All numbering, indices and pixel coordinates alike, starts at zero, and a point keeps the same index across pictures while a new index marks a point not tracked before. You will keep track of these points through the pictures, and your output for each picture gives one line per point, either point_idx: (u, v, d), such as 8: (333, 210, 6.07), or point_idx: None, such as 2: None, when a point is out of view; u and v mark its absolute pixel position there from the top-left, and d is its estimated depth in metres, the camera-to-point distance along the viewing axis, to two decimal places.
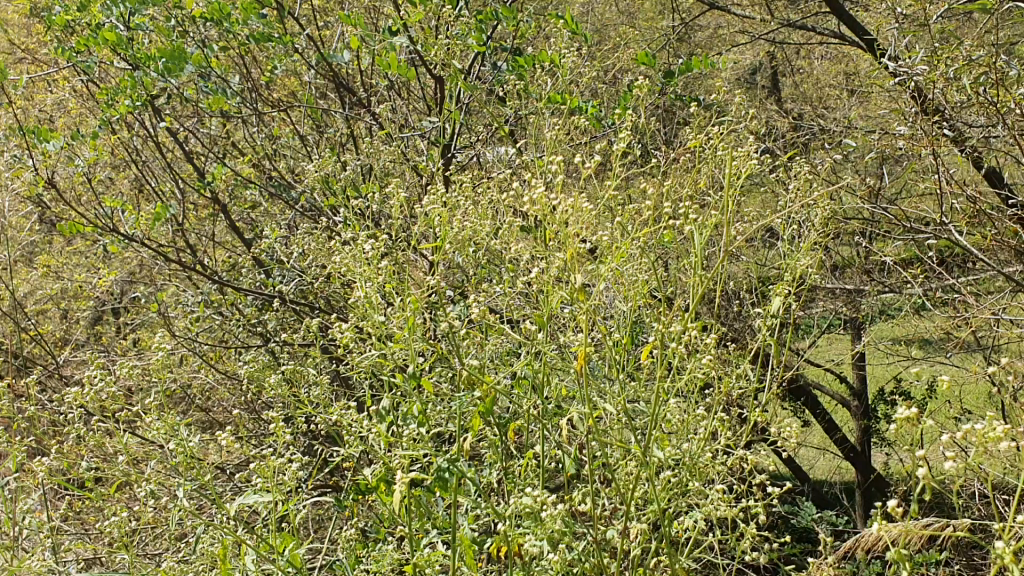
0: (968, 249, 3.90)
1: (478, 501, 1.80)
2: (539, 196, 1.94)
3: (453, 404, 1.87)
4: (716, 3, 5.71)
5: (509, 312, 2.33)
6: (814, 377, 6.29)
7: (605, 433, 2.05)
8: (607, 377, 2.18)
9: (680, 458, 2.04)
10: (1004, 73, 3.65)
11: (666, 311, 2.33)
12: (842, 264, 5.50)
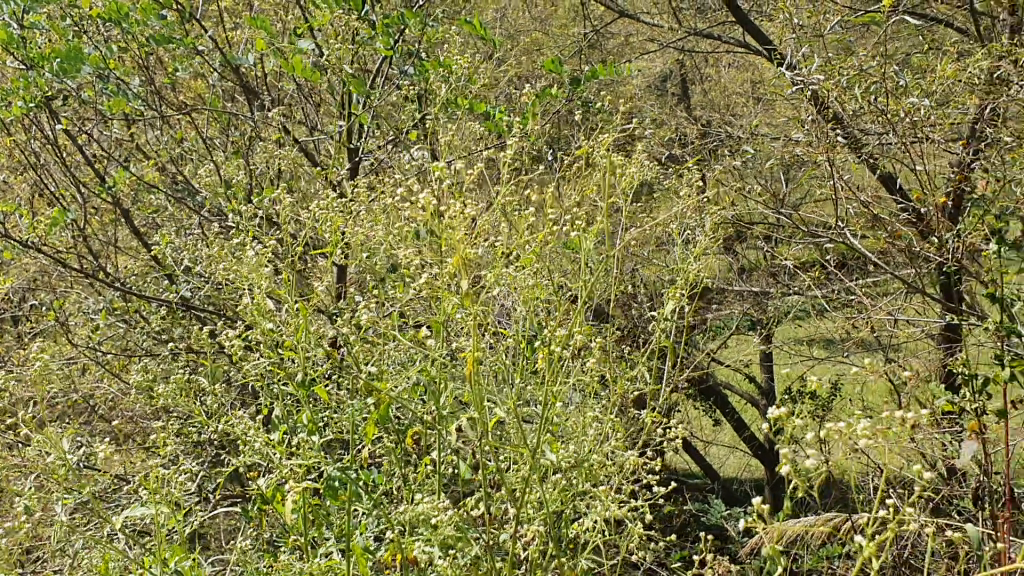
0: (861, 252, 4.05)
1: (373, 509, 1.80)
2: (438, 202, 1.95)
3: (349, 411, 1.87)
4: (626, 12, 5.81)
5: (412, 317, 2.33)
6: (725, 377, 6.43)
7: (504, 438, 2.08)
8: (508, 381, 2.20)
9: (577, 461, 2.08)
10: (894, 84, 3.80)
11: (569, 315, 2.36)
12: (748, 267, 5.65)
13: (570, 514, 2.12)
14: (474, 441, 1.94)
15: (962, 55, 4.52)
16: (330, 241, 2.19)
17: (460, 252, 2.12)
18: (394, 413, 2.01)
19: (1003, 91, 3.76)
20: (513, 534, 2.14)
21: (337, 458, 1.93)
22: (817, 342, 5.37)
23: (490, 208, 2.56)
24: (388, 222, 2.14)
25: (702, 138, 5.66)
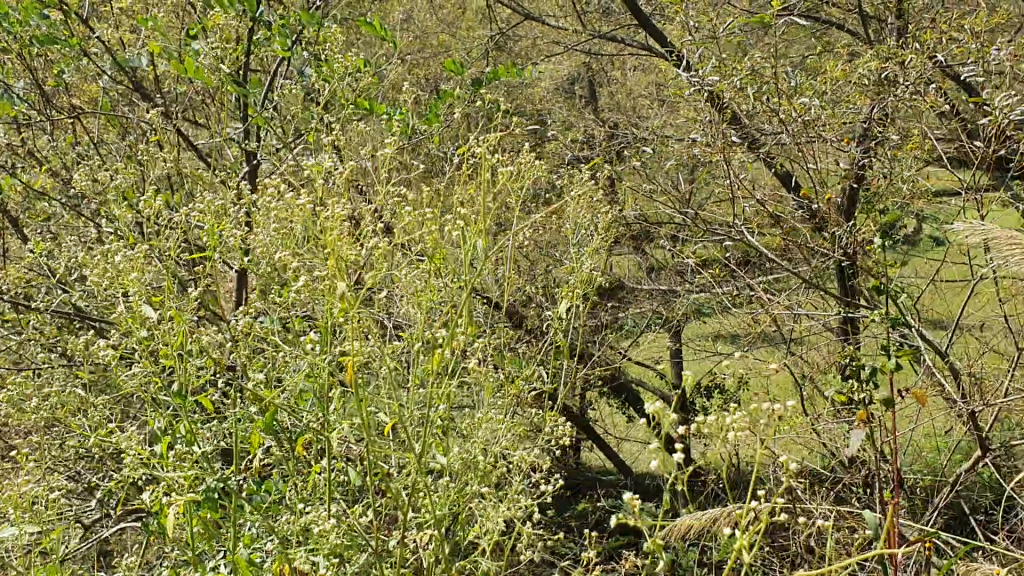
0: (758, 249, 4.15)
1: (260, 521, 1.77)
2: (326, 203, 1.91)
3: (234, 422, 1.83)
4: (532, 14, 5.85)
5: (305, 322, 2.28)
6: (637, 374, 6.49)
7: (402, 441, 2.06)
8: (402, 386, 2.18)
9: (473, 466, 2.08)
10: (786, 84, 3.91)
11: (467, 317, 2.35)
12: (655, 266, 5.73)
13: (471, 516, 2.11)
14: (368, 446, 1.91)
15: (853, 57, 4.67)
16: (217, 246, 2.14)
17: (355, 254, 2.09)
18: (286, 420, 1.97)
19: (888, 91, 3.91)
20: (414, 538, 2.12)
21: (223, 470, 1.89)
22: (721, 338, 5.48)
23: (390, 210, 2.54)
24: (280, 225, 2.11)
25: (608, 139, 5.74)
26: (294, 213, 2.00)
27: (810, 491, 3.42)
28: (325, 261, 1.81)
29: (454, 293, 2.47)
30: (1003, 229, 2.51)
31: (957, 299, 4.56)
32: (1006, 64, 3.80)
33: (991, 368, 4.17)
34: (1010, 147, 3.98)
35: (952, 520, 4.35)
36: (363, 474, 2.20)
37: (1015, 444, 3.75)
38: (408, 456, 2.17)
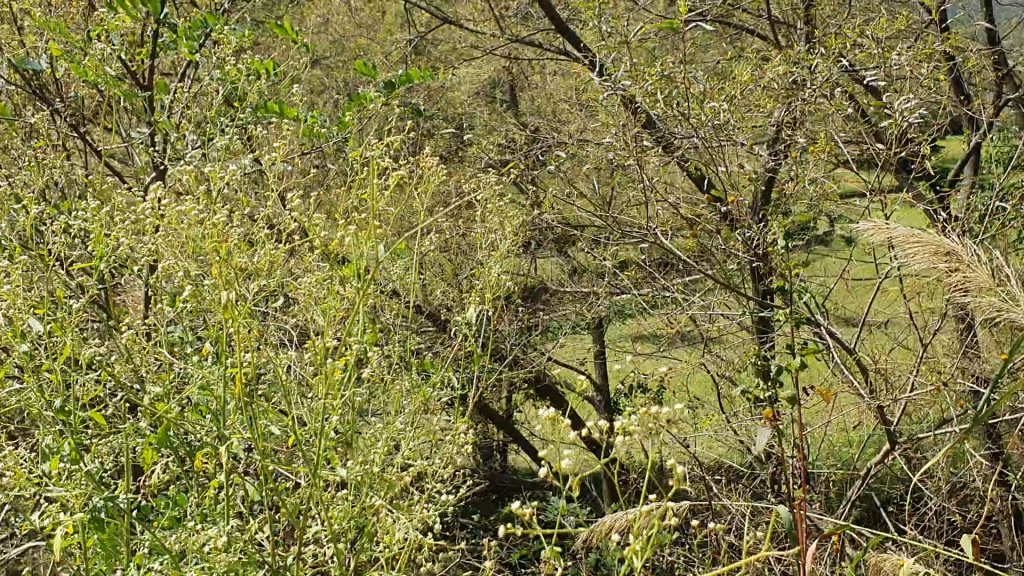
0: (670, 251, 4.21)
1: (152, 540, 1.74)
2: (222, 211, 1.88)
3: (125, 439, 1.79)
4: (449, 19, 5.85)
5: (206, 333, 2.24)
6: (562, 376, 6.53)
7: (305, 451, 2.04)
8: (304, 396, 2.16)
9: (374, 476, 2.07)
10: (694, 89, 3.98)
11: (373, 325, 2.33)
12: (575, 269, 5.77)
13: (381, 525, 2.10)
14: (266, 457, 1.89)
15: (763, 62, 4.80)
16: (109, 256, 2.09)
17: (259, 262, 2.06)
18: (181, 433, 1.93)
19: (795, 95, 4.02)
20: (319, 550, 2.09)
21: (113, 488, 1.84)
22: (640, 338, 5.56)
23: (299, 216, 2.50)
24: (174, 234, 2.07)
25: (528, 143, 5.78)
26: (197, 220, 1.97)
27: (717, 490, 3.49)
28: (219, 272, 1.78)
29: (362, 302, 2.45)
30: (901, 227, 2.60)
31: (865, 296, 4.71)
32: (906, 69, 3.94)
33: (896, 364, 4.29)
34: (911, 148, 4.13)
35: (863, 512, 4.49)
36: (272, 485, 2.17)
37: (920, 437, 3.89)
38: (312, 467, 2.16)
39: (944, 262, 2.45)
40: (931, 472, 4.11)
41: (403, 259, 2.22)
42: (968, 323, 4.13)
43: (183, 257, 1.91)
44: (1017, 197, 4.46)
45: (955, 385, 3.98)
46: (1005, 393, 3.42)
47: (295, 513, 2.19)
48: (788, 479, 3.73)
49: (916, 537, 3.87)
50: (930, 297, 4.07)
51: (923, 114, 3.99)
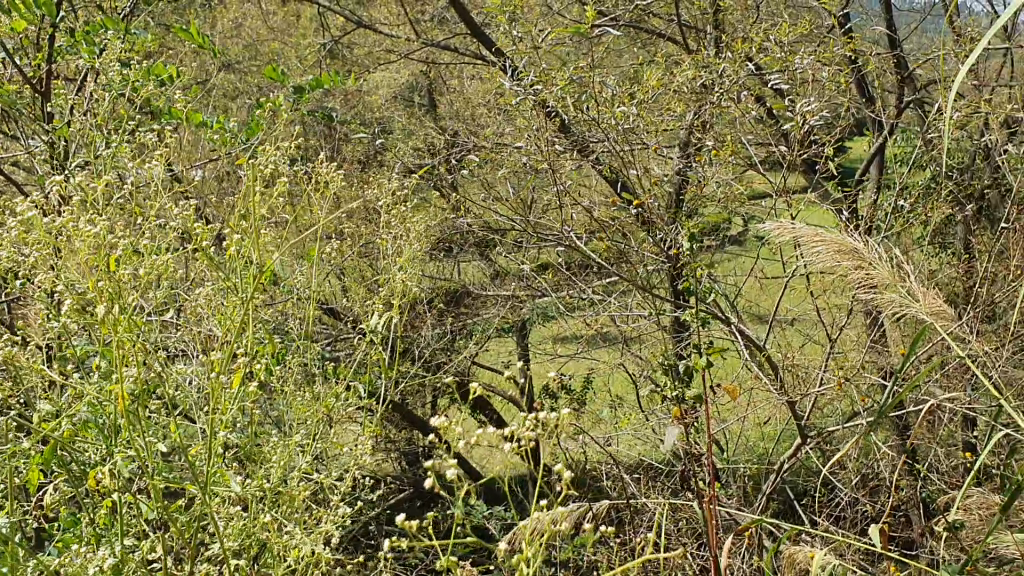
0: (586, 254, 4.25)
1: (33, 565, 1.67)
2: (101, 221, 1.81)
3: (5, 460, 1.72)
4: (363, 23, 5.82)
5: (95, 349, 2.16)
6: (485, 379, 6.53)
7: (198, 466, 1.98)
8: (201, 410, 2.10)
9: (269, 494, 2.03)
10: (604, 92, 4.03)
11: (273, 336, 2.28)
12: (495, 272, 5.78)
13: (299, 535, 2.07)
14: (157, 474, 1.84)
15: (675, 65, 4.90)
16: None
17: (155, 272, 2.01)
18: (76, 450, 1.88)
19: (704, 98, 4.11)
20: (219, 568, 2.04)
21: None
22: (560, 340, 5.59)
23: (200, 225, 2.44)
24: (56, 246, 1.99)
25: (446, 146, 5.80)
26: (83, 231, 1.90)
27: (630, 489, 3.52)
28: (106, 283, 1.72)
29: (263, 312, 2.40)
30: (805, 226, 2.67)
31: (776, 294, 4.83)
32: (809, 72, 4.05)
33: (805, 360, 4.40)
34: (816, 149, 4.26)
35: (778, 504, 4.59)
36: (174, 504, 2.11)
37: (828, 430, 4.00)
38: (211, 483, 2.10)
39: (848, 260, 2.52)
40: (841, 463, 4.23)
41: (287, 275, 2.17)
42: (873, 318, 4.26)
43: (68, 270, 1.84)
44: (916, 195, 4.63)
45: (861, 378, 4.10)
46: (907, 386, 3.54)
47: (203, 528, 2.14)
48: (699, 476, 3.78)
49: (827, 528, 3.98)
50: (837, 294, 4.19)
51: (825, 116, 4.10)
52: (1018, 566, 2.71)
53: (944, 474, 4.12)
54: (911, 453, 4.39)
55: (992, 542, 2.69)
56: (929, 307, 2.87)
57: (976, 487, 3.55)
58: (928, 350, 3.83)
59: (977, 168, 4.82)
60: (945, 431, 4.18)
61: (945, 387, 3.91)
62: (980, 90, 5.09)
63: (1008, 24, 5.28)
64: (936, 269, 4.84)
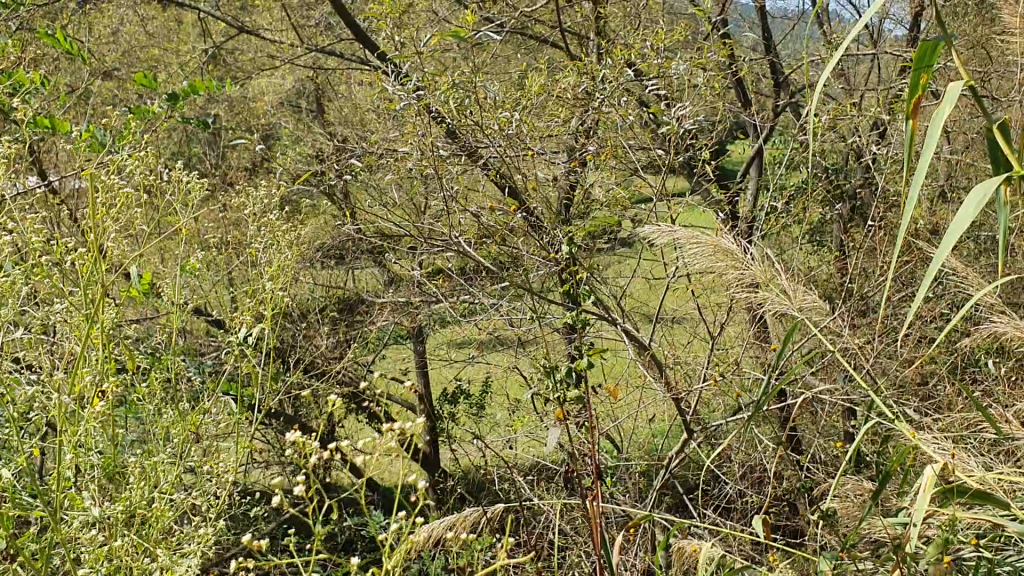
0: (473, 259, 4.26)
1: None
2: None
3: None
4: (246, 28, 5.72)
5: None
6: (383, 387, 6.48)
7: (43, 492, 1.89)
8: (51, 432, 2.01)
9: (118, 517, 1.95)
10: (486, 97, 4.06)
11: (125, 353, 2.19)
12: (388, 279, 5.75)
13: (174, 557, 2.00)
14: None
15: (560, 70, 5.00)
16: None
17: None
18: None
19: (586, 103, 4.18)
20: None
21: None
22: (456, 347, 5.59)
23: (57, 240, 2.35)
24: None
25: (335, 153, 5.76)
26: None
27: (519, 491, 3.52)
28: None
29: (122, 327, 2.32)
30: (678, 228, 2.75)
31: (661, 294, 4.96)
32: (686, 77, 4.17)
33: (690, 357, 4.51)
34: (694, 153, 4.38)
35: (670, 499, 4.69)
36: (24, 528, 2.01)
37: (711, 426, 4.11)
38: (65, 506, 2.01)
39: (720, 260, 2.61)
40: (727, 457, 4.35)
41: (131, 294, 2.10)
42: (752, 315, 4.41)
43: None
44: (792, 195, 4.82)
45: (742, 373, 4.24)
46: (782, 379, 3.68)
47: (58, 554, 2.04)
48: (587, 476, 3.83)
49: (715, 520, 4.10)
50: (717, 293, 4.32)
51: (702, 121, 4.23)
52: (888, 550, 2.84)
53: (823, 463, 4.29)
54: (794, 445, 4.56)
55: (865, 526, 2.81)
56: (796, 302, 3.00)
57: (851, 474, 3.71)
58: (802, 344, 3.98)
59: (848, 169, 5.04)
60: (825, 422, 4.34)
61: (820, 379, 4.07)
62: (848, 94, 5.33)
63: (873, 31, 5.54)
64: (814, 266, 5.04)
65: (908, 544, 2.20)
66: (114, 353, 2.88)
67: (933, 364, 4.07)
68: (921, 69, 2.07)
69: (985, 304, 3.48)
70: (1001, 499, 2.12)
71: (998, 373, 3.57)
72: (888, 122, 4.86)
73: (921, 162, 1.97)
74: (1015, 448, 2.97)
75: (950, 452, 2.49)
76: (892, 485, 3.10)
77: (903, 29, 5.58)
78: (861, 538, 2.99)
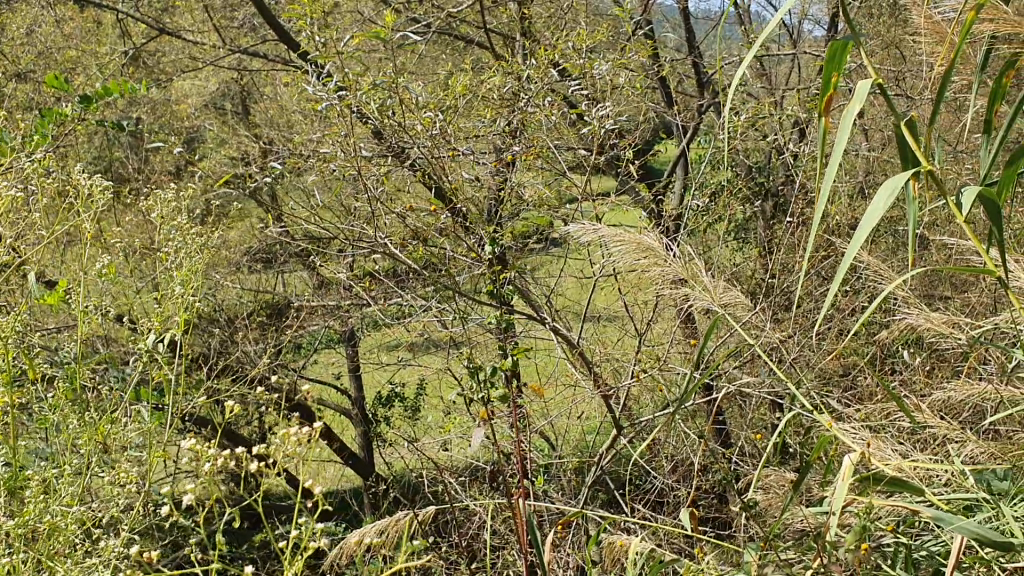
0: (401, 260, 4.23)
1: None
2: None
3: None
4: (165, 28, 5.60)
5: None
6: (314, 392, 6.42)
7: None
8: None
9: (11, 530, 1.88)
10: (409, 98, 4.04)
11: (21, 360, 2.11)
12: (317, 282, 5.69)
13: (78, 571, 1.94)
14: None
15: (486, 70, 5.00)
16: None
17: None
18: None
19: (510, 104, 4.19)
20: None
21: None
22: (386, 349, 5.56)
23: None
24: None
25: (260, 156, 5.68)
26: None
27: (448, 491, 3.49)
28: None
29: (22, 332, 2.24)
30: (601, 225, 2.77)
31: (590, 292, 5.00)
32: (608, 77, 4.22)
33: (617, 355, 4.55)
34: (618, 152, 4.43)
35: (602, 495, 4.73)
36: None
37: (639, 421, 4.15)
38: None
39: (642, 256, 2.64)
40: (657, 453, 4.40)
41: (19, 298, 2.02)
42: (678, 311, 4.47)
43: None
44: (715, 193, 4.91)
45: (669, 369, 4.30)
46: (707, 374, 3.74)
47: None
48: (516, 475, 3.83)
49: (644, 514, 4.14)
50: (643, 290, 4.38)
51: (625, 120, 4.28)
52: (810, 538, 2.90)
53: (750, 454, 4.37)
54: (720, 438, 4.64)
55: (788, 516, 2.87)
56: (715, 297, 3.06)
57: (774, 464, 3.78)
58: (725, 339, 4.05)
59: (770, 166, 5.15)
60: (752, 415, 4.42)
61: (744, 375, 4.15)
62: (769, 93, 5.44)
63: (791, 32, 5.67)
64: (739, 262, 5.13)
65: (828, 532, 2.24)
66: (22, 361, 2.79)
67: (852, 355, 4.17)
68: (831, 67, 2.12)
69: (900, 296, 3.58)
70: (915, 485, 2.17)
71: (912, 363, 3.68)
72: (807, 120, 4.98)
73: (831, 156, 2.00)
74: (926, 435, 3.07)
75: (865, 440, 2.56)
76: (813, 475, 3.17)
77: (820, 29, 5.71)
78: (785, 528, 3.05)
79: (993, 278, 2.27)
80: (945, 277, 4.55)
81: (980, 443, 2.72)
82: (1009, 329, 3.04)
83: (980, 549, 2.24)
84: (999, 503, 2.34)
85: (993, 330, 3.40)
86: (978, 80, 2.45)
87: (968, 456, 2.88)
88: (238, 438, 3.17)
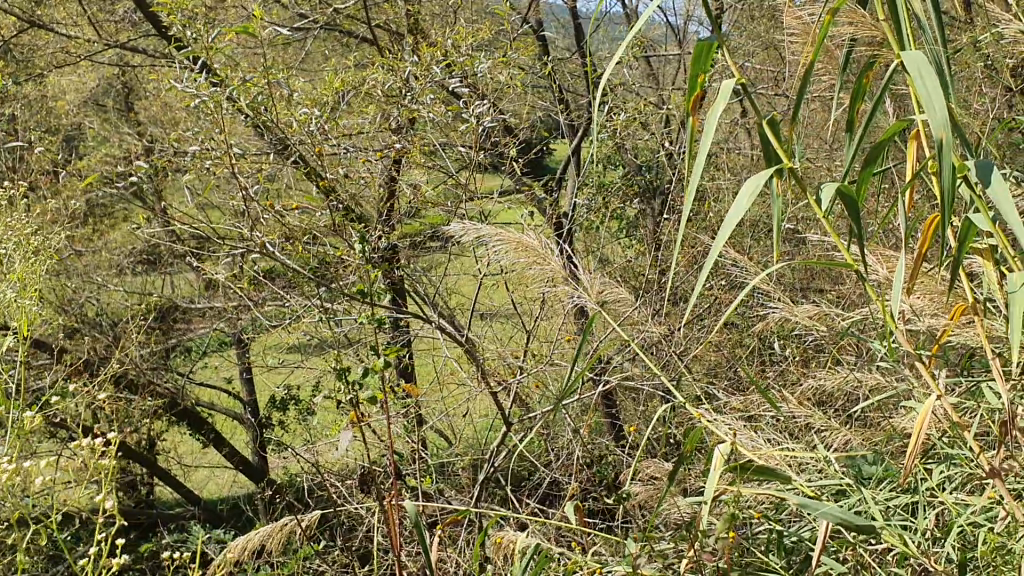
0: (281, 261, 4.12)
1: None
2: None
3: None
4: (33, 21, 5.35)
5: None
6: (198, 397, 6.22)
7: None
8: None
9: None
10: (283, 93, 3.93)
11: None
12: (198, 284, 5.50)
13: None
14: None
15: (373, 67, 4.93)
16: None
17: None
18: None
19: (392, 101, 4.13)
20: None
21: None
22: (272, 352, 5.41)
23: None
24: None
25: (139, 154, 5.47)
26: None
27: (332, 493, 3.36)
28: None
29: None
30: (482, 223, 2.75)
31: (480, 290, 4.98)
32: (488, 73, 4.19)
33: (504, 351, 4.53)
34: (502, 150, 4.42)
35: (494, 492, 4.72)
36: None
37: (526, 418, 4.15)
38: None
39: (523, 256, 2.62)
40: (546, 449, 4.40)
41: None
42: (565, 308, 4.48)
43: None
44: (601, 191, 4.94)
45: (556, 366, 4.30)
46: (590, 370, 3.76)
47: None
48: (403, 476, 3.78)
49: (534, 510, 4.14)
50: (529, 288, 4.37)
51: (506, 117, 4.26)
52: (689, 527, 2.94)
53: (637, 447, 4.42)
54: (610, 432, 4.68)
55: (671, 507, 2.90)
56: (596, 293, 3.10)
57: (658, 457, 3.84)
58: (609, 334, 4.09)
59: (656, 164, 5.22)
60: (639, 408, 4.47)
61: (628, 369, 4.19)
62: (655, 92, 5.52)
63: (675, 32, 5.76)
64: (627, 258, 5.19)
65: (701, 522, 2.27)
66: None
67: (735, 348, 4.26)
68: (697, 67, 2.15)
69: (775, 290, 3.67)
70: (785, 474, 2.22)
71: (789, 354, 3.78)
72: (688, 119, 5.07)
73: (696, 153, 2.02)
74: (799, 424, 3.15)
75: (739, 431, 2.61)
76: (693, 466, 3.22)
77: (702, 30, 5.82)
78: (667, 519, 3.09)
79: (856, 270, 2.33)
80: (821, 270, 4.69)
81: (851, 432, 2.80)
82: (877, 320, 3.15)
83: (846, 532, 2.30)
84: (862, 488, 2.42)
85: (863, 321, 3.52)
86: (840, 80, 2.52)
87: (841, 443, 2.97)
88: (102, 449, 3.05)
